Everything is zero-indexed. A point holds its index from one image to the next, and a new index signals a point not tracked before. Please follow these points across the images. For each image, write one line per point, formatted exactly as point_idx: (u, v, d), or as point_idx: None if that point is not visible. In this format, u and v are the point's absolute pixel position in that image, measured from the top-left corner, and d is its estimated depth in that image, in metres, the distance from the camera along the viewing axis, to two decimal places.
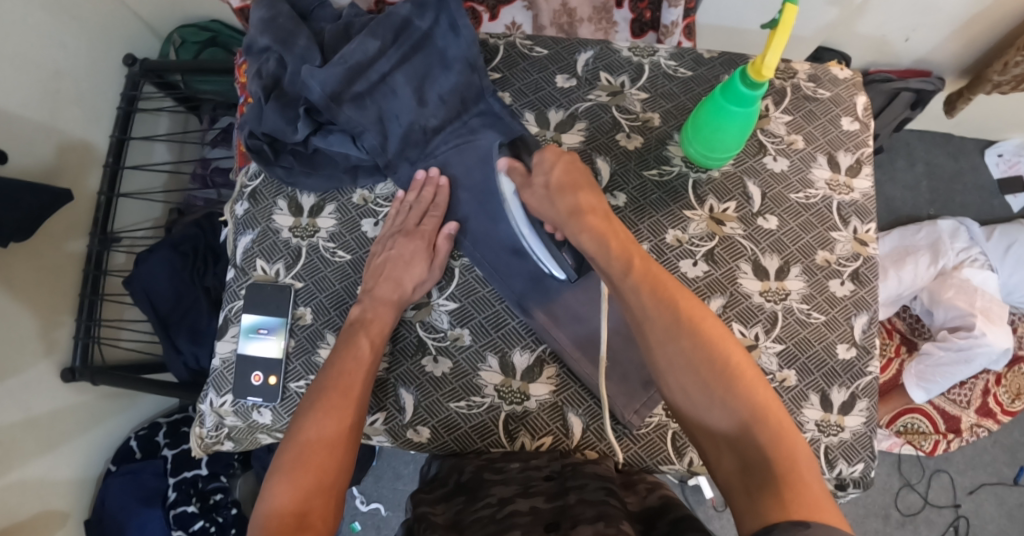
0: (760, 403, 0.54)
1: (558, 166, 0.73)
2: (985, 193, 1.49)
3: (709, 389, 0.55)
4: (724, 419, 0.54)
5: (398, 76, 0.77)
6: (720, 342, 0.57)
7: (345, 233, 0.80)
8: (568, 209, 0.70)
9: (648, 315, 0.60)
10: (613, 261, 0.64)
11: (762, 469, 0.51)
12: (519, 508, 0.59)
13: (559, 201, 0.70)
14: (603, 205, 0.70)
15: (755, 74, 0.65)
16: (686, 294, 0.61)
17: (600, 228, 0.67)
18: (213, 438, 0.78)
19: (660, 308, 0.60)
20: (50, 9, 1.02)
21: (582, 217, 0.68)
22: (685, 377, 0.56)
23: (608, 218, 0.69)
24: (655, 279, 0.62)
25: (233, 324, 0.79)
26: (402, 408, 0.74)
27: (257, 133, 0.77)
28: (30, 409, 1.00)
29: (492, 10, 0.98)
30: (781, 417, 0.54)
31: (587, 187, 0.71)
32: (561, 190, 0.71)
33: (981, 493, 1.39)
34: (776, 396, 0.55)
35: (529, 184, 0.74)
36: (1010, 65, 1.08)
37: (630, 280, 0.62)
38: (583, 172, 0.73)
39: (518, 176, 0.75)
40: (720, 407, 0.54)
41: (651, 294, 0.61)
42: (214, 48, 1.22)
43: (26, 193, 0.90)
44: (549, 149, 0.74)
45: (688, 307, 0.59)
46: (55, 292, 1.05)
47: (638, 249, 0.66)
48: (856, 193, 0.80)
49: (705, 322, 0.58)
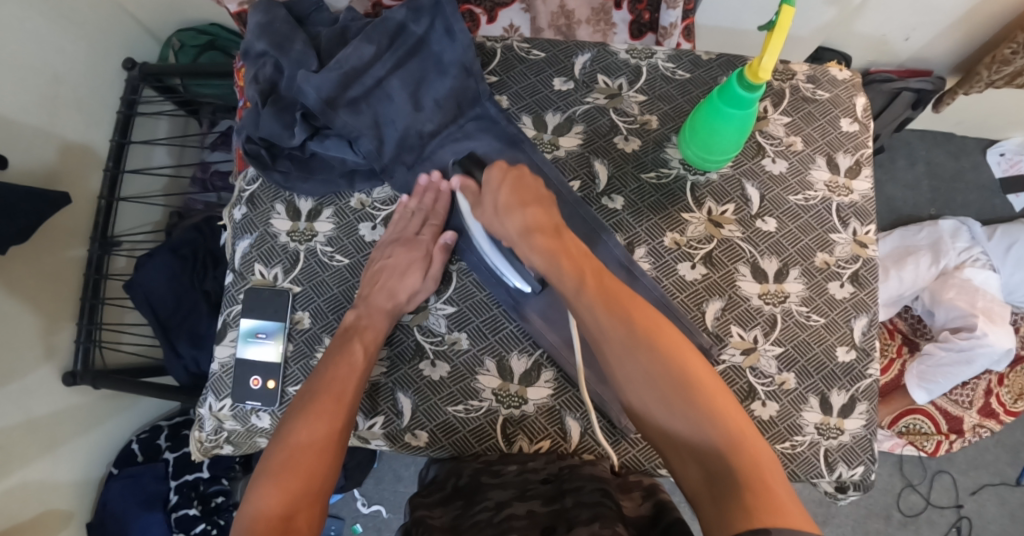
0: (720, 412, 0.55)
1: (506, 187, 0.73)
2: (987, 192, 1.48)
3: (670, 400, 0.56)
4: (687, 428, 0.55)
5: (393, 81, 0.77)
6: (676, 353, 0.58)
7: (342, 238, 0.80)
8: (519, 229, 0.70)
9: (604, 333, 0.61)
10: (567, 279, 0.65)
11: (725, 477, 0.52)
12: (515, 511, 0.60)
13: (508, 221, 0.71)
14: (552, 220, 0.71)
15: (752, 76, 0.65)
16: (642, 308, 0.62)
17: (551, 248, 0.68)
18: (212, 442, 0.78)
19: (614, 325, 0.60)
20: (48, 12, 1.02)
21: (532, 235, 0.69)
22: (644, 390, 0.57)
23: (558, 234, 0.70)
24: (609, 295, 0.63)
25: (232, 328, 0.79)
26: (400, 412, 0.74)
27: (254, 138, 0.77)
28: (32, 412, 1.00)
29: (490, 12, 0.97)
30: (741, 426, 0.55)
31: (534, 203, 0.72)
32: (509, 210, 0.71)
33: (984, 493, 1.38)
34: (737, 404, 0.56)
35: (480, 202, 0.74)
36: (1002, 63, 1.08)
37: (584, 298, 0.63)
38: (530, 185, 0.73)
39: (470, 193, 0.75)
40: (682, 417, 0.55)
41: (607, 311, 0.61)
42: (212, 52, 1.22)
43: (25, 199, 0.90)
44: (495, 167, 0.74)
45: (644, 321, 0.60)
46: (55, 296, 1.05)
47: (593, 265, 0.67)
48: (856, 194, 0.80)
49: (662, 335, 0.59)
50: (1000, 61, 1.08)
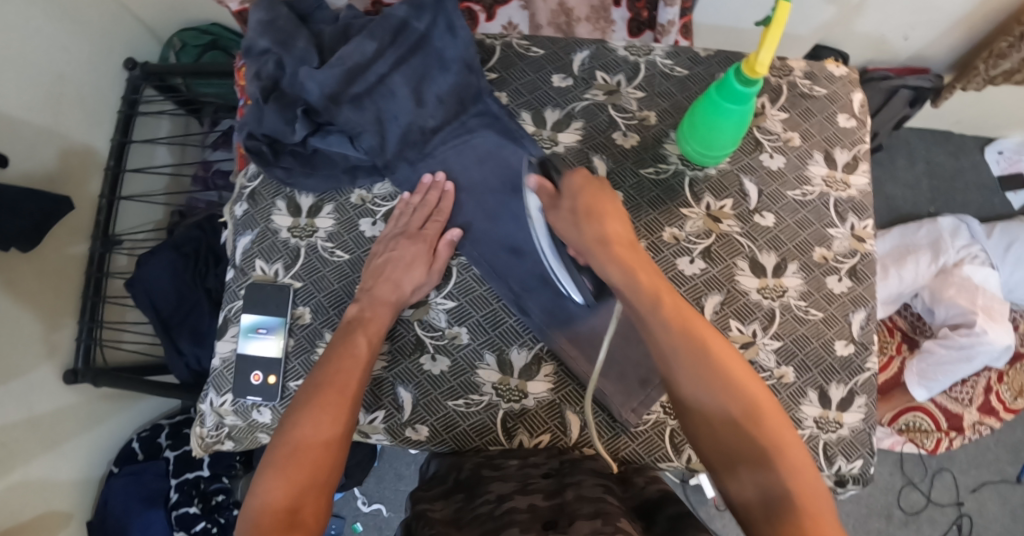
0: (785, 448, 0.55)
1: (586, 192, 0.69)
2: (986, 190, 1.48)
3: (733, 419, 0.56)
4: (745, 451, 0.55)
5: (395, 78, 0.77)
6: (745, 383, 0.58)
7: (343, 233, 0.80)
8: (595, 238, 0.67)
9: (676, 352, 0.59)
10: (642, 295, 0.62)
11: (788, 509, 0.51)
12: (517, 505, 0.59)
13: (585, 228, 0.67)
14: (628, 234, 0.68)
15: (749, 71, 0.66)
16: (716, 335, 0.61)
17: (629, 261, 0.65)
18: (213, 438, 0.78)
19: (688, 346, 0.59)
20: (51, 11, 1.02)
21: (609, 246, 0.66)
22: (713, 414, 0.57)
23: (634, 249, 0.67)
24: (685, 318, 0.61)
25: (233, 324, 0.79)
26: (401, 406, 0.74)
27: (256, 134, 0.77)
28: (33, 409, 1.01)
29: (489, 10, 0.98)
30: (802, 463, 0.54)
31: (614, 215, 0.69)
32: (586, 217, 0.68)
33: (984, 491, 1.39)
34: (798, 439, 0.56)
35: (557, 205, 0.70)
36: (998, 57, 1.09)
37: (660, 316, 0.61)
38: (609, 198, 0.70)
39: (546, 196, 0.72)
40: (742, 438, 0.56)
41: (683, 333, 0.60)
42: (214, 52, 1.23)
43: (26, 199, 0.91)
44: (578, 174, 0.71)
45: (718, 350, 0.59)
46: (57, 294, 1.05)
47: (667, 284, 0.65)
48: (854, 189, 0.80)
49: (735, 366, 0.58)
50: (998, 55, 1.09)
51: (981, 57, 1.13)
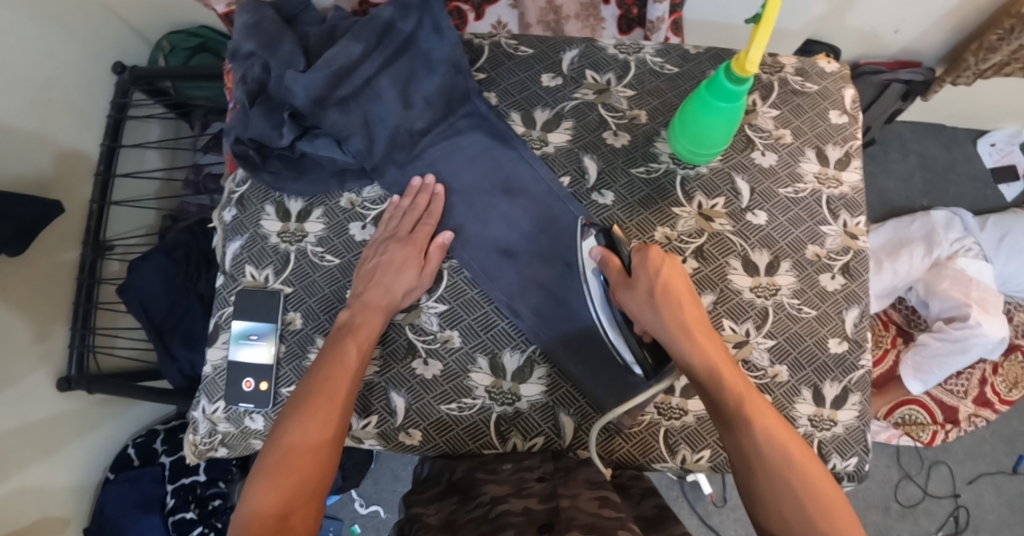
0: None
1: (664, 271, 0.66)
2: (978, 183, 1.49)
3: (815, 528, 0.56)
4: None
5: (382, 80, 0.77)
6: (823, 487, 0.58)
7: (333, 237, 0.80)
8: (675, 323, 0.64)
9: (755, 446, 0.60)
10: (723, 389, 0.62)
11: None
12: (511, 508, 0.58)
13: (664, 314, 0.64)
14: (704, 318, 0.67)
15: (739, 69, 0.65)
16: (790, 430, 0.62)
17: (709, 351, 0.63)
18: (206, 445, 0.77)
19: (767, 442, 0.60)
20: (38, 15, 1.01)
21: (690, 335, 0.64)
22: (787, 511, 0.57)
23: (712, 335, 0.65)
24: (763, 413, 0.62)
25: (224, 330, 0.78)
26: (393, 411, 0.74)
27: (243, 139, 0.76)
28: (27, 416, 1.00)
29: (477, 10, 0.97)
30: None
31: (689, 298, 0.67)
32: (663, 300, 0.65)
33: (981, 483, 1.39)
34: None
35: (629, 284, 0.67)
36: (988, 51, 1.09)
37: (739, 407, 0.61)
38: (684, 280, 0.67)
39: (614, 273, 0.68)
40: None
41: (762, 428, 0.61)
42: (204, 55, 1.21)
43: (17, 203, 0.90)
44: (648, 251, 0.67)
45: (798, 451, 0.60)
46: (49, 302, 1.05)
47: (742, 375, 0.64)
48: (846, 186, 0.80)
49: (812, 466, 0.59)
50: (988, 48, 1.09)
51: (970, 50, 1.12)
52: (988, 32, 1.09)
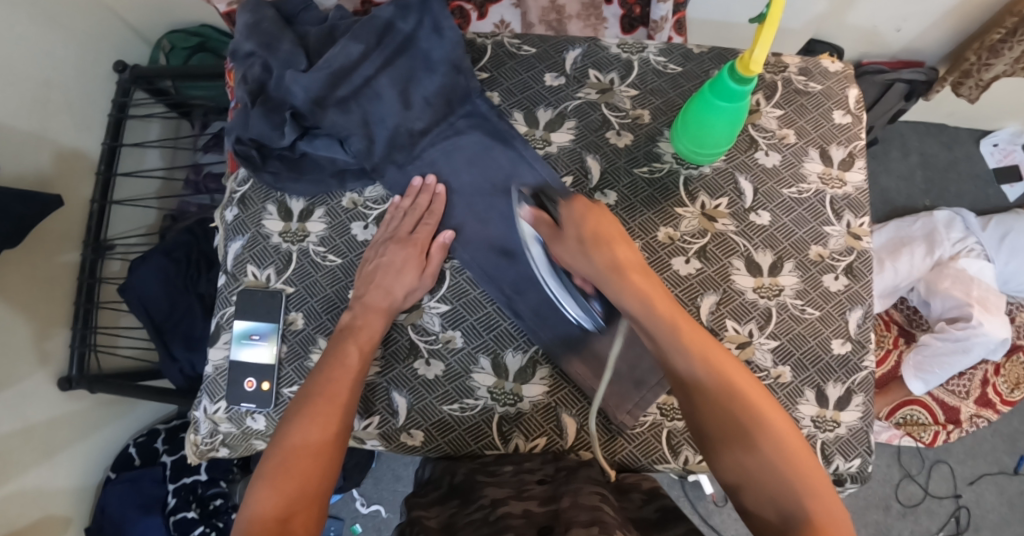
0: (804, 466, 0.54)
1: (591, 218, 0.70)
2: (981, 182, 1.48)
3: (750, 445, 0.56)
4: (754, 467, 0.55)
5: (382, 80, 0.76)
6: (760, 404, 0.58)
7: (335, 237, 0.79)
8: (606, 263, 0.67)
9: (691, 371, 0.60)
10: (657, 319, 0.63)
11: (801, 524, 0.51)
12: (511, 510, 0.58)
13: (594, 256, 0.68)
14: (637, 258, 0.69)
15: (743, 69, 0.65)
16: (729, 355, 0.62)
17: (642, 285, 0.65)
18: (207, 445, 0.77)
19: (705, 368, 0.60)
20: (36, 14, 1.01)
21: (622, 271, 0.66)
22: (728, 433, 0.57)
23: (647, 273, 0.67)
24: (699, 340, 0.62)
25: (225, 330, 0.78)
26: (395, 411, 0.74)
27: (244, 139, 0.76)
28: (27, 419, 1.00)
29: (480, 9, 0.97)
30: (815, 479, 0.54)
31: (621, 241, 0.69)
32: (594, 243, 0.68)
33: (982, 483, 1.39)
34: (815, 457, 0.56)
35: (561, 236, 0.71)
36: (990, 55, 1.09)
37: (675, 337, 0.62)
38: (614, 224, 0.70)
39: (546, 227, 0.72)
40: (760, 463, 0.55)
41: (695, 353, 0.61)
42: (202, 54, 1.21)
43: (16, 201, 0.89)
44: (578, 202, 0.71)
45: (734, 371, 0.60)
46: (49, 302, 1.04)
47: (679, 308, 0.65)
48: (849, 186, 0.79)
49: (747, 385, 0.59)
50: (989, 50, 1.09)
51: (972, 51, 1.12)
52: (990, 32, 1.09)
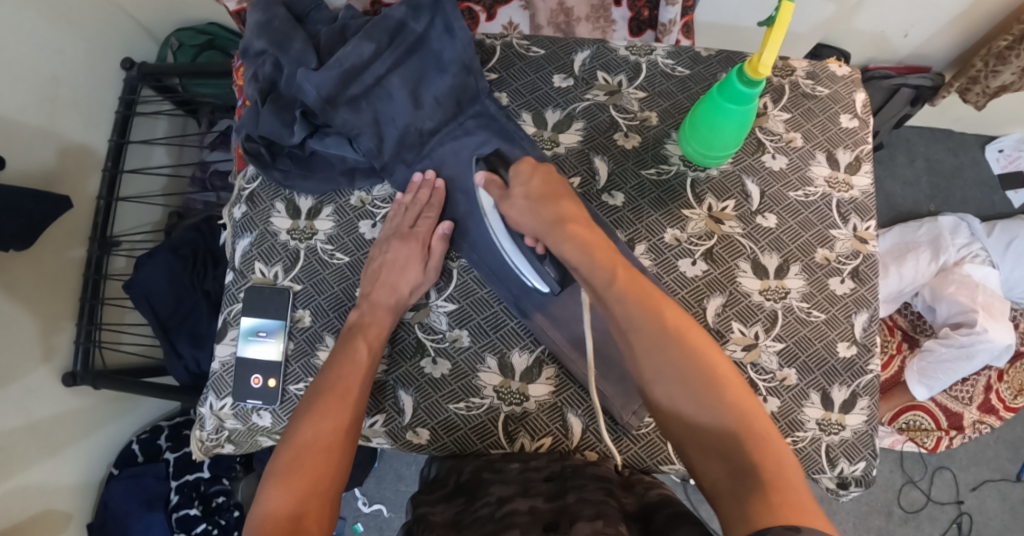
0: (742, 406, 0.56)
1: (536, 177, 0.72)
2: (986, 188, 1.48)
3: (696, 393, 0.57)
4: (698, 410, 0.56)
5: (393, 79, 0.77)
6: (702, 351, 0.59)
7: (343, 235, 0.80)
8: (550, 219, 0.68)
9: (634, 323, 0.61)
10: (599, 271, 0.64)
11: (746, 468, 0.52)
12: (517, 507, 0.59)
13: (540, 211, 0.69)
14: (583, 214, 0.70)
15: (752, 72, 0.65)
16: (672, 305, 0.63)
17: (585, 238, 0.66)
18: (213, 441, 0.77)
19: (648, 320, 0.60)
20: (46, 11, 1.01)
21: (565, 226, 0.67)
22: (670, 385, 0.58)
23: (590, 227, 0.69)
24: (642, 291, 0.63)
25: (233, 327, 0.78)
26: (402, 410, 0.74)
27: (254, 137, 0.76)
28: (32, 414, 1.00)
29: (489, 10, 0.98)
30: (757, 420, 0.56)
31: (566, 199, 0.71)
32: (540, 200, 0.70)
33: (984, 489, 1.39)
34: (755, 402, 0.58)
35: (509, 196, 0.72)
36: (998, 64, 1.09)
37: (617, 288, 0.63)
38: (559, 183, 0.73)
39: (496, 189, 0.73)
40: (705, 409, 0.56)
41: (639, 305, 0.61)
42: (211, 52, 1.22)
43: (26, 197, 0.90)
44: (525, 162, 0.73)
45: (676, 321, 0.61)
46: (55, 297, 1.05)
47: (622, 260, 0.67)
48: (856, 190, 0.80)
49: (690, 333, 0.60)
50: (996, 56, 1.09)
51: (979, 57, 1.12)
52: (997, 39, 1.09)
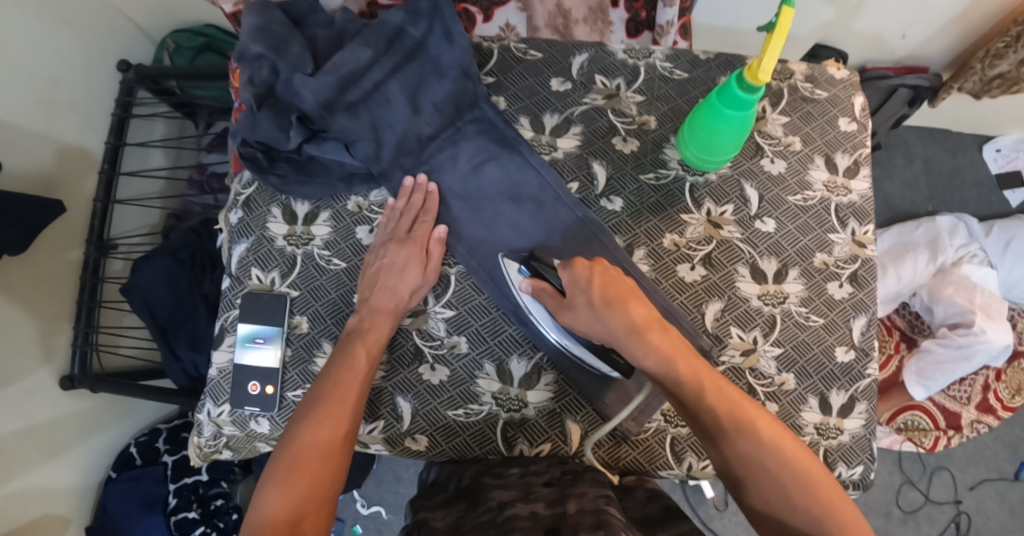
0: (841, 516, 0.56)
1: (597, 282, 0.66)
2: (983, 189, 1.48)
3: (798, 508, 0.57)
4: (798, 523, 0.56)
5: (391, 85, 0.76)
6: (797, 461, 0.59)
7: (340, 241, 0.79)
8: (625, 327, 0.64)
9: (727, 438, 0.60)
10: (685, 383, 0.62)
11: None
12: (518, 512, 0.59)
13: (611, 321, 0.65)
14: (654, 314, 0.66)
15: (751, 78, 0.65)
16: (758, 410, 0.62)
17: (667, 350, 0.63)
18: (211, 448, 0.77)
19: (745, 440, 0.60)
20: (43, 15, 1.01)
21: (642, 335, 0.63)
22: (776, 505, 0.57)
23: (666, 331, 0.65)
24: (732, 403, 0.62)
25: (229, 333, 0.78)
26: (400, 416, 0.74)
27: (251, 141, 0.75)
28: (31, 417, 1.00)
29: (486, 11, 0.97)
30: (858, 526, 0.56)
31: (635, 298, 0.67)
32: (607, 307, 0.65)
33: (982, 489, 1.39)
34: (858, 509, 0.57)
35: (568, 304, 0.67)
36: (995, 57, 1.09)
37: (705, 404, 0.61)
38: (620, 279, 0.68)
39: (550, 297, 0.69)
40: (808, 524, 0.56)
41: (729, 417, 0.61)
42: (208, 54, 1.21)
43: (19, 207, 0.89)
44: (579, 264, 0.68)
45: (767, 429, 0.60)
46: (52, 301, 1.04)
47: (703, 363, 0.64)
48: (854, 194, 0.79)
49: (785, 443, 0.60)
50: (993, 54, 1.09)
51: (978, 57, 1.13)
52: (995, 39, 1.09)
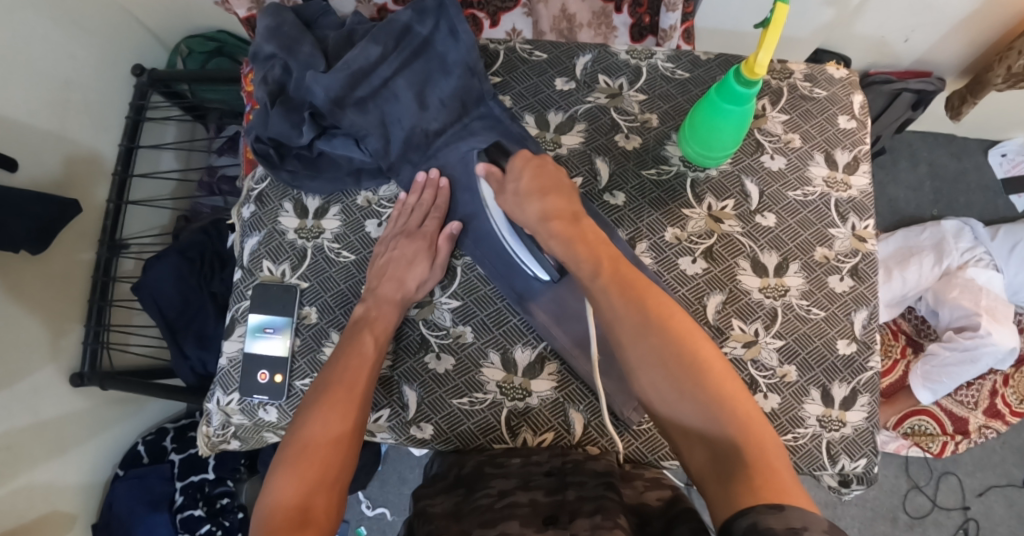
0: (723, 389, 0.56)
1: (527, 172, 0.74)
2: (990, 193, 1.49)
3: (677, 380, 0.56)
4: (675, 389, 0.56)
5: (399, 81, 0.78)
6: (683, 334, 0.59)
7: (349, 234, 0.81)
8: (539, 214, 0.71)
9: (618, 316, 0.61)
10: (583, 265, 0.66)
11: (733, 455, 0.53)
12: (518, 499, 0.61)
13: (527, 207, 0.72)
14: (572, 206, 0.72)
15: (749, 72, 0.67)
16: (657, 294, 0.62)
17: (568, 235, 0.69)
18: (219, 437, 0.79)
19: (636, 316, 0.60)
20: (60, 21, 1.04)
21: (550, 222, 0.70)
22: (658, 376, 0.57)
23: (575, 221, 0.70)
24: (626, 283, 0.63)
25: (240, 323, 0.80)
26: (406, 404, 0.75)
27: (263, 138, 0.78)
28: (39, 414, 1.02)
29: (493, 16, 1.00)
30: (739, 397, 0.56)
31: (556, 190, 0.73)
32: (530, 195, 0.73)
33: (991, 495, 1.38)
34: (743, 386, 0.57)
35: (503, 189, 0.75)
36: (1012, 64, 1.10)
37: (599, 283, 0.64)
38: (553, 174, 0.74)
39: (494, 180, 0.76)
40: (687, 394, 0.56)
41: (619, 292, 0.62)
42: (219, 59, 1.24)
43: (34, 202, 0.92)
44: (519, 155, 0.76)
45: (657, 305, 0.61)
46: (65, 299, 1.07)
47: (610, 252, 0.67)
48: (854, 189, 0.81)
49: (673, 318, 0.60)
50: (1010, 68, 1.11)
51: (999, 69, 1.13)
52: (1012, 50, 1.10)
